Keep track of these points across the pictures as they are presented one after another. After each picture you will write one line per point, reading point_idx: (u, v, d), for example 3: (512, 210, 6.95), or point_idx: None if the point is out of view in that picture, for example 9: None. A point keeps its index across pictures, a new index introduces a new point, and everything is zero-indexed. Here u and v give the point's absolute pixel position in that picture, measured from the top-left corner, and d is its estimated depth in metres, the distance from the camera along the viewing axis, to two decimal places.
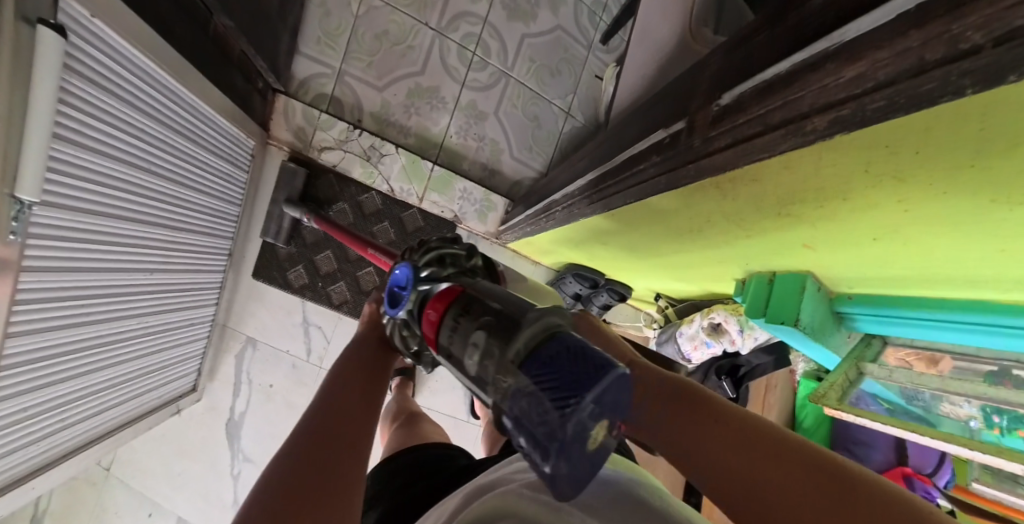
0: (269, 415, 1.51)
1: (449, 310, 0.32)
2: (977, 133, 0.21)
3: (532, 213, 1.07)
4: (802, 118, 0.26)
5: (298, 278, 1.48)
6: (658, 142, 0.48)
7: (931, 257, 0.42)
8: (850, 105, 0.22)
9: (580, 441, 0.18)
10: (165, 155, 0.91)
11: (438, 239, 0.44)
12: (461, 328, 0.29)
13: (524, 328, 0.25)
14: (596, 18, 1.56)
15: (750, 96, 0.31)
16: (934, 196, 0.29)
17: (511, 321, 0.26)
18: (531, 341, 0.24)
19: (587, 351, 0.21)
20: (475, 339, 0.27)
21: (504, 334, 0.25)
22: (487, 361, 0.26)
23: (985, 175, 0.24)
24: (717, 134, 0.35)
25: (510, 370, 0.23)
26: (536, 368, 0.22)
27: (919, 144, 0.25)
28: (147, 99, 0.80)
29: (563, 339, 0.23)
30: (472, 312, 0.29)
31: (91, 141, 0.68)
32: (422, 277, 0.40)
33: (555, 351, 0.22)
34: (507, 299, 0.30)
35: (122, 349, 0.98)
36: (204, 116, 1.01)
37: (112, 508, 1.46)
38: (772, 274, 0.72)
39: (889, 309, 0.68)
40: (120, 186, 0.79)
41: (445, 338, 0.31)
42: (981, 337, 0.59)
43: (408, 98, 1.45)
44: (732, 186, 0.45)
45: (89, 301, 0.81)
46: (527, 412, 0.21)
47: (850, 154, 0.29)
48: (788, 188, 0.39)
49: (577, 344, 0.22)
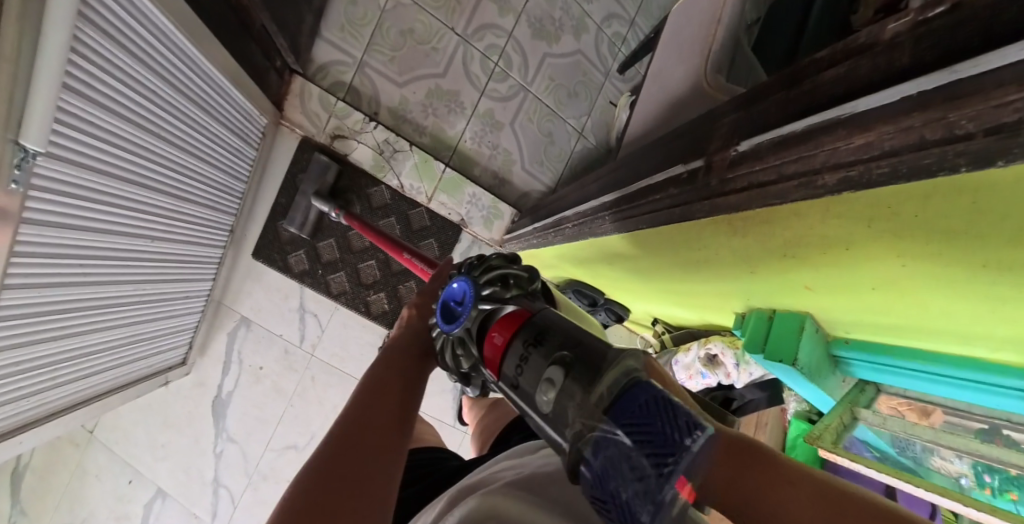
0: (257, 397, 1.51)
1: (519, 339, 0.33)
2: (971, 205, 0.23)
3: (540, 226, 1.09)
4: (814, 174, 0.28)
5: (298, 263, 1.51)
6: (673, 176, 0.50)
7: (925, 311, 0.44)
8: (858, 168, 0.24)
9: (674, 504, 0.21)
10: (174, 122, 0.93)
11: (499, 257, 0.42)
12: (534, 362, 0.31)
13: (606, 369, 0.27)
14: (615, 49, 1.61)
15: (766, 146, 0.33)
16: (928, 256, 0.31)
17: (592, 363, 0.28)
18: (613, 386, 0.26)
19: (675, 405, 0.23)
20: (551, 375, 0.29)
21: (584, 377, 0.27)
22: (568, 401, 0.27)
23: (977, 242, 0.26)
24: (734, 177, 0.37)
25: (596, 417, 0.25)
26: (625, 419, 0.24)
27: (918, 209, 0.27)
28: (161, 62, 0.83)
29: (645, 386, 0.25)
30: (544, 345, 0.31)
31: (100, 95, 0.70)
32: (484, 295, 0.39)
33: (643, 400, 0.24)
34: (578, 332, 0.31)
35: (114, 312, 0.99)
36: (215, 86, 1.04)
37: (94, 472, 1.47)
38: (772, 311, 0.73)
39: (885, 357, 0.69)
40: (125, 145, 0.81)
41: (513, 367, 0.32)
42: (974, 395, 0.60)
43: (427, 97, 1.48)
44: (744, 225, 0.47)
45: (88, 259, 0.83)
46: (616, 465, 0.23)
47: (855, 209, 0.31)
48: (797, 234, 0.41)
49: (661, 393, 0.24)
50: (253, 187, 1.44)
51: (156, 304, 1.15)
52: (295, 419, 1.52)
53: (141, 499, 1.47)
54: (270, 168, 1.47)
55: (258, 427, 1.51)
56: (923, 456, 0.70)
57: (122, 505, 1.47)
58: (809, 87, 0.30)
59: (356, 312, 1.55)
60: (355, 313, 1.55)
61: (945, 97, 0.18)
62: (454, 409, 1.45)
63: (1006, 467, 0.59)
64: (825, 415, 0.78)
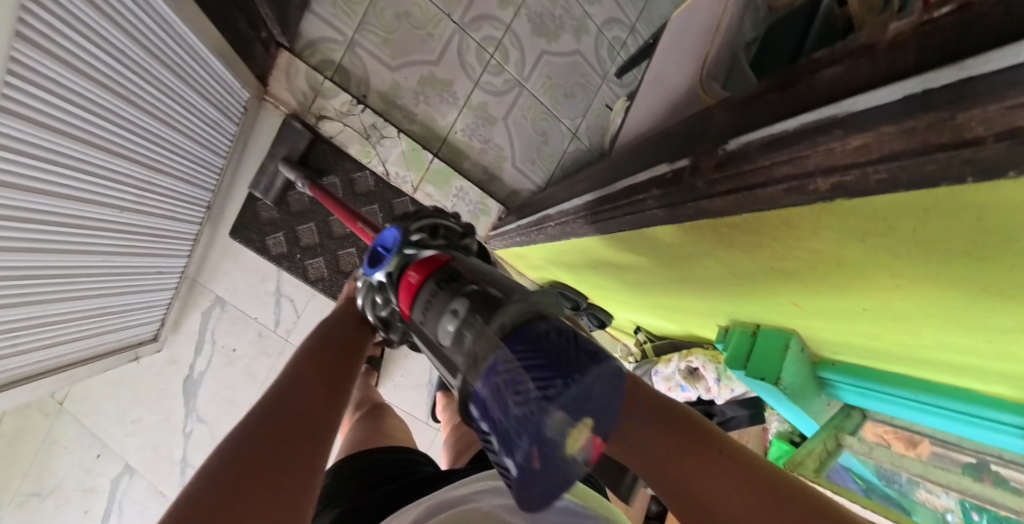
0: (229, 379, 1.47)
1: (429, 279, 0.44)
2: (977, 222, 0.20)
3: (524, 224, 1.07)
4: (806, 177, 0.25)
5: (276, 245, 1.46)
6: (658, 177, 0.47)
7: (914, 337, 0.42)
8: (853, 173, 0.22)
9: (555, 431, 0.27)
10: (146, 86, 0.88)
11: (430, 214, 0.60)
12: (437, 300, 0.40)
13: (506, 307, 0.35)
14: (614, 52, 1.59)
15: (755, 145, 0.30)
16: (929, 277, 0.28)
17: (493, 299, 0.37)
18: (515, 318, 0.34)
19: (569, 339, 0.32)
20: (456, 308, 0.38)
21: (487, 308, 0.36)
22: (465, 328, 0.36)
23: (982, 261, 0.24)
24: (720, 178, 0.34)
25: (495, 342, 0.33)
26: (522, 346, 0.32)
27: (919, 224, 0.24)
28: (131, 20, 0.78)
29: (548, 323, 0.34)
30: (451, 289, 0.41)
31: (61, 51, 0.65)
32: (409, 244, 0.53)
33: (541, 332, 0.32)
34: (482, 277, 0.41)
35: (80, 284, 0.95)
36: (192, 51, 0.99)
37: (63, 443, 1.38)
38: (756, 326, 0.71)
39: (873, 383, 0.67)
40: (93, 107, 0.76)
41: (424, 305, 0.42)
42: (969, 428, 0.59)
43: (419, 84, 1.45)
44: (728, 237, 0.44)
45: (52, 226, 0.79)
46: (506, 386, 0.30)
47: (847, 222, 0.28)
48: (784, 245, 0.38)
49: (562, 331, 0.32)
50: (235, 158, 1.39)
51: (127, 275, 1.10)
52: None
53: (109, 473, 1.40)
54: (252, 144, 1.42)
55: (231, 410, 1.46)
56: (909, 487, 0.68)
57: (90, 477, 1.39)
58: (803, 86, 0.27)
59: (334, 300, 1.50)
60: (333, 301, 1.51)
61: (956, 96, 0.16)
62: (427, 405, 1.42)
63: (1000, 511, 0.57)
64: (807, 440, 0.73)
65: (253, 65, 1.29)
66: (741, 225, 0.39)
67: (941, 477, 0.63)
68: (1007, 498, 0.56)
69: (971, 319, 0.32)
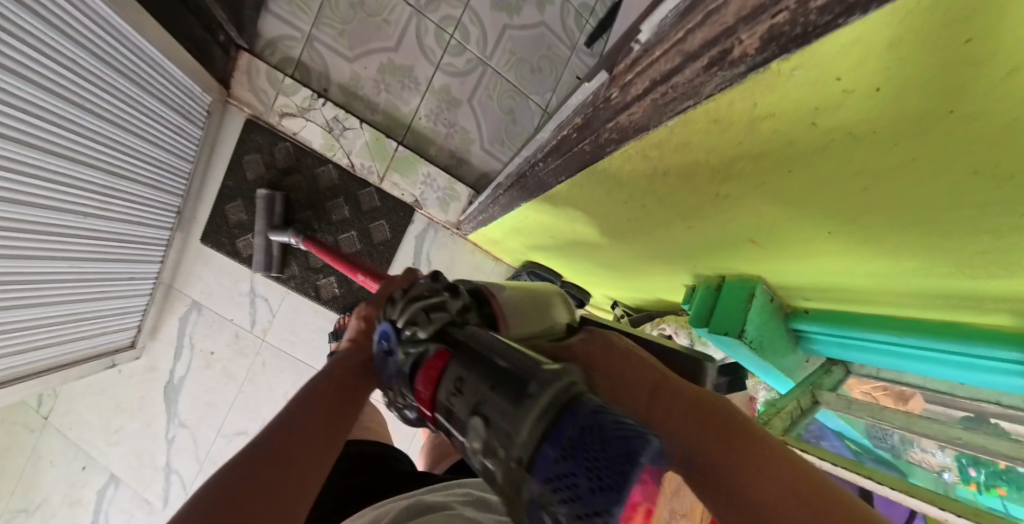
0: (210, 381, 1.38)
1: (442, 384, 0.25)
2: (964, 49, 0.13)
3: (484, 201, 1.00)
4: (729, 36, 0.19)
5: (246, 247, 1.38)
6: (580, 105, 0.44)
7: (884, 274, 0.35)
8: (785, 7, 0.16)
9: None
10: (103, 94, 0.84)
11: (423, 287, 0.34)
12: (458, 410, 0.23)
13: (533, 399, 0.20)
14: (582, 21, 1.47)
15: (670, 22, 0.24)
16: (899, 171, 0.21)
17: (515, 383, 0.21)
18: (537, 417, 0.19)
19: (602, 420, 0.18)
20: (476, 428, 0.21)
21: (512, 400, 0.20)
22: (495, 449, 0.20)
23: (966, 128, 0.16)
24: (637, 78, 0.30)
25: (524, 467, 0.18)
26: (555, 463, 0.17)
27: (883, 74, 0.16)
28: (80, 28, 0.74)
29: (573, 410, 0.19)
30: (470, 383, 0.23)
31: (8, 62, 0.62)
32: (406, 338, 0.30)
33: (565, 435, 0.18)
34: (501, 354, 0.24)
35: (51, 292, 0.91)
36: (150, 58, 0.95)
37: (48, 457, 1.32)
38: (720, 281, 0.65)
39: (845, 329, 0.56)
40: (44, 117, 0.72)
41: (443, 401, 0.24)
42: (955, 371, 0.47)
43: (379, 72, 1.37)
44: (666, 161, 0.36)
45: (18, 234, 0.76)
46: None
47: (791, 95, 0.21)
48: (721, 156, 0.30)
49: (587, 422, 0.18)
50: (200, 164, 1.32)
51: (99, 282, 1.04)
52: (248, 403, 1.39)
53: (94, 485, 1.34)
54: (218, 146, 1.35)
55: (213, 414, 1.38)
56: (901, 448, 0.59)
57: (75, 489, 1.33)
58: None
59: (307, 298, 1.42)
60: (307, 299, 1.42)
61: None
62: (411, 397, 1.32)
63: (991, 458, 0.49)
64: (780, 398, 0.64)
65: (213, 69, 1.23)
66: (670, 141, 0.33)
67: (925, 427, 0.56)
68: (996, 442, 0.48)
69: (955, 234, 0.24)
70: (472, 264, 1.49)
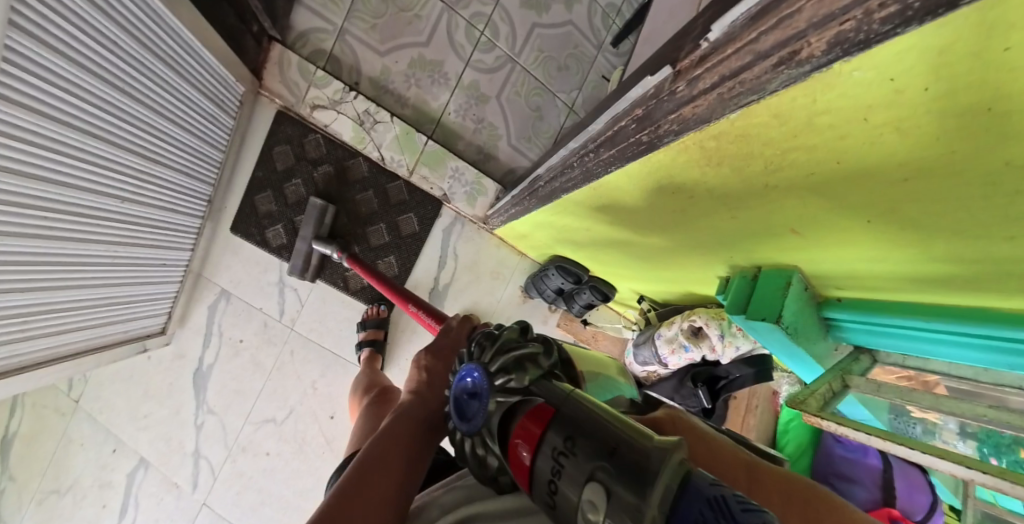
0: (238, 370, 1.45)
1: (546, 442, 0.30)
2: (999, 57, 0.16)
3: (517, 194, 1.04)
4: (800, 38, 0.22)
5: (276, 237, 1.43)
6: (639, 98, 0.46)
7: (907, 257, 0.37)
8: (854, 16, 0.18)
9: None
10: (139, 78, 0.88)
11: (511, 334, 0.40)
12: (567, 473, 0.28)
13: (659, 474, 0.24)
14: (609, 20, 1.49)
15: (740, 23, 0.27)
16: (940, 159, 0.23)
17: (632, 459, 0.25)
18: (665, 501, 0.23)
19: (726, 504, 0.22)
20: (592, 497, 0.26)
21: (630, 479, 0.24)
22: (617, 520, 0.24)
23: (1001, 124, 0.18)
24: (705, 72, 0.32)
25: None
26: None
27: (931, 74, 0.19)
28: (120, 11, 0.78)
29: (699, 497, 0.23)
30: (584, 450, 0.28)
31: (52, 40, 0.67)
32: (499, 386, 0.36)
33: (694, 516, 0.22)
34: (607, 427, 0.29)
35: (86, 271, 0.96)
36: (186, 46, 1.00)
37: (77, 440, 1.42)
38: (757, 271, 0.67)
39: (877, 317, 0.58)
40: (84, 96, 0.77)
41: (549, 460, 0.29)
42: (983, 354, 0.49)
43: (410, 68, 1.41)
44: (717, 148, 0.38)
45: (52, 214, 0.80)
46: None
47: (847, 90, 0.23)
48: (773, 145, 0.33)
49: (714, 506, 0.22)
50: (231, 155, 1.38)
51: (130, 268, 1.10)
52: (274, 393, 1.45)
53: (123, 469, 1.42)
54: (249, 139, 1.41)
55: (239, 401, 1.44)
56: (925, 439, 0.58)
57: (105, 472, 1.42)
58: None
59: (334, 288, 1.47)
60: (333, 289, 1.47)
61: None
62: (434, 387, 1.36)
63: (1014, 432, 0.49)
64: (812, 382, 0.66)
65: (245, 59, 1.28)
66: (723, 132, 0.35)
67: (950, 406, 0.55)
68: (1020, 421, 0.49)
69: (990, 220, 0.26)
70: (495, 258, 1.52)
